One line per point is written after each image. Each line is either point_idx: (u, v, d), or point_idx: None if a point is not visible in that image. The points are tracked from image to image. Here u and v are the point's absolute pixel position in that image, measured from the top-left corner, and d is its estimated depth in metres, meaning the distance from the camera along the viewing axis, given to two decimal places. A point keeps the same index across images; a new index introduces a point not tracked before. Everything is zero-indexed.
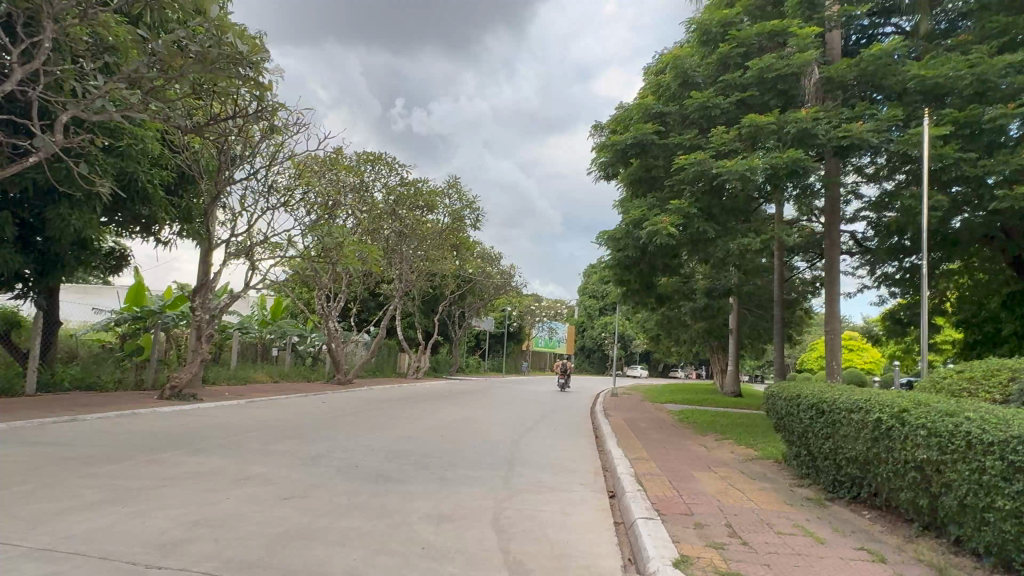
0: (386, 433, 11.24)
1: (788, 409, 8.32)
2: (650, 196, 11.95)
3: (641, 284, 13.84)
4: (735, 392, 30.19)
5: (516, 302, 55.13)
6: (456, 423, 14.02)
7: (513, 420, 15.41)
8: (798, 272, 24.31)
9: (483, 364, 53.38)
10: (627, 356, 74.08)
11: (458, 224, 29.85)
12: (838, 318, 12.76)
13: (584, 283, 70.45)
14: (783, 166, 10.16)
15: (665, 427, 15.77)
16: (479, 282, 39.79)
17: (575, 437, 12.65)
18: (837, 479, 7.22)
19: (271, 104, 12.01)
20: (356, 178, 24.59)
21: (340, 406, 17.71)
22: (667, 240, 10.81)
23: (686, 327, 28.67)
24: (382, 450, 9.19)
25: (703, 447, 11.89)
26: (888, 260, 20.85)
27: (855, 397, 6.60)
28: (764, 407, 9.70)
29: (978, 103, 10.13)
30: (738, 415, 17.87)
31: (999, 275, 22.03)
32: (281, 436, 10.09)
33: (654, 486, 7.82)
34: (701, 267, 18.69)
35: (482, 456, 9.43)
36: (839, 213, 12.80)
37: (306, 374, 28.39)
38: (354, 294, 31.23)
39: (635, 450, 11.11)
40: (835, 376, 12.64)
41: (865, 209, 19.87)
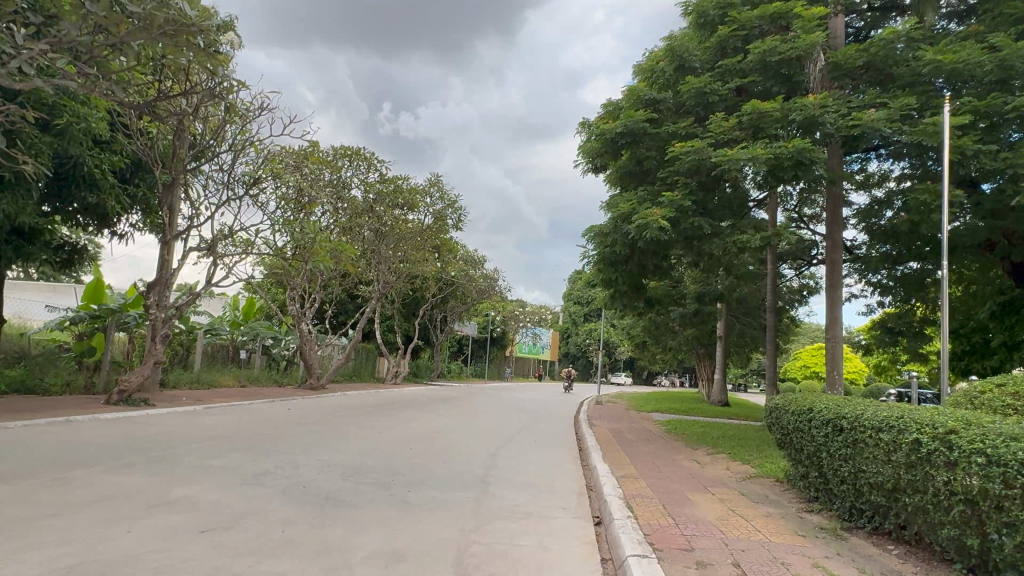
0: (349, 446, 10.21)
1: (796, 425, 7.37)
2: (641, 189, 11.04)
3: (630, 285, 12.95)
4: (722, 402, 29.41)
5: (499, 307, 54.16)
6: (429, 433, 12.98)
7: (491, 430, 14.38)
8: (786, 279, 23.60)
9: (465, 369, 52.31)
10: (612, 363, 73.39)
11: (440, 224, 28.86)
12: (840, 325, 11.90)
13: (569, 289, 69.80)
14: (788, 157, 9.27)
15: (653, 439, 14.87)
16: (462, 285, 38.79)
17: (557, 451, 11.67)
18: (856, 506, 6.29)
19: (230, 81, 10.98)
20: (333, 174, 23.52)
21: (307, 413, 16.56)
22: (659, 235, 9.90)
23: (674, 333, 27.89)
24: (339, 466, 8.16)
25: (696, 464, 10.93)
26: (882, 267, 20.16)
27: (884, 414, 5.67)
28: (766, 420, 8.77)
29: (1000, 92, 9.46)
30: (728, 426, 17.00)
31: (993, 283, 21.51)
32: (228, 448, 9.04)
33: (647, 513, 6.84)
34: (691, 269, 17.84)
35: (453, 474, 8.40)
36: (842, 213, 11.96)
37: (277, 378, 27.18)
38: (330, 296, 30.08)
39: (623, 466, 10.15)
40: (836, 387, 11.76)
41: (859, 213, 19.21)
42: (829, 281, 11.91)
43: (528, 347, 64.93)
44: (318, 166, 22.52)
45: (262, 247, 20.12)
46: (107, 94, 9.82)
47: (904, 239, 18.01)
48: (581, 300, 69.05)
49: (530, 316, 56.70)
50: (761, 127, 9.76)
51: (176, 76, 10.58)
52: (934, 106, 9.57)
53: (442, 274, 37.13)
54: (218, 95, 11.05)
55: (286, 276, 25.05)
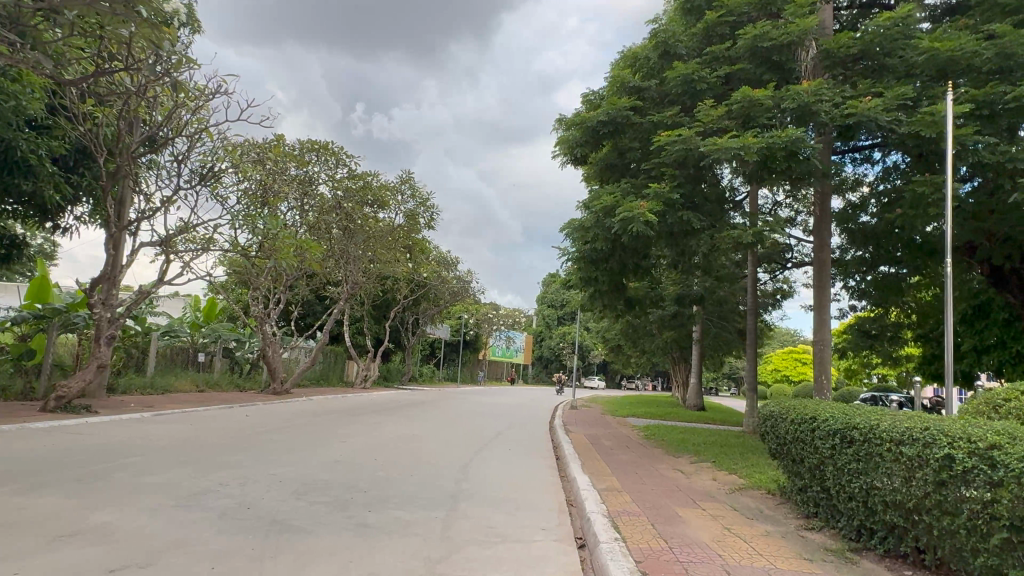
0: (308, 457, 9.33)
1: (795, 434, 6.76)
2: (624, 182, 10.43)
3: (611, 284, 12.32)
4: (697, 406, 28.99)
5: (473, 310, 53.34)
6: (397, 442, 12.16)
7: (463, 438, 13.61)
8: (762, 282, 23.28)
9: (438, 373, 51.33)
10: (585, 367, 73.00)
11: (412, 223, 27.98)
12: (828, 327, 11.44)
13: (543, 292, 69.35)
14: (783, 147, 8.71)
15: (633, 446, 14.26)
16: (434, 287, 37.91)
17: (534, 461, 10.96)
18: (866, 525, 5.69)
19: (179, 57, 10.06)
20: (298, 169, 22.49)
21: (267, 420, 15.59)
22: (644, 230, 9.29)
23: (651, 336, 27.42)
24: (294, 483, 7.30)
25: (681, 473, 10.29)
26: (860, 270, 19.91)
27: (904, 424, 5.06)
28: (759, 429, 8.14)
29: (1000, 81, 9.09)
30: (707, 432, 16.46)
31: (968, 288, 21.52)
32: (169, 461, 8.12)
33: (636, 534, 6.15)
34: (670, 269, 17.31)
35: (421, 491, 7.59)
36: (831, 210, 11.51)
37: (239, 383, 25.94)
38: (296, 297, 28.94)
39: (603, 477, 9.46)
40: (824, 392, 11.30)
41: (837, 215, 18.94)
42: (817, 280, 11.46)
43: (501, 350, 64.14)
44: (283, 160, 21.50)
45: (223, 244, 19.01)
46: (35, 67, 8.80)
47: (884, 241, 17.77)
48: (555, 303, 68.58)
49: (504, 318, 55.96)
50: (752, 116, 9.16)
51: (118, 50, 9.62)
52: (932, 96, 9.14)
53: (414, 275, 36.22)
54: (165, 73, 10.11)
55: (249, 275, 23.88)
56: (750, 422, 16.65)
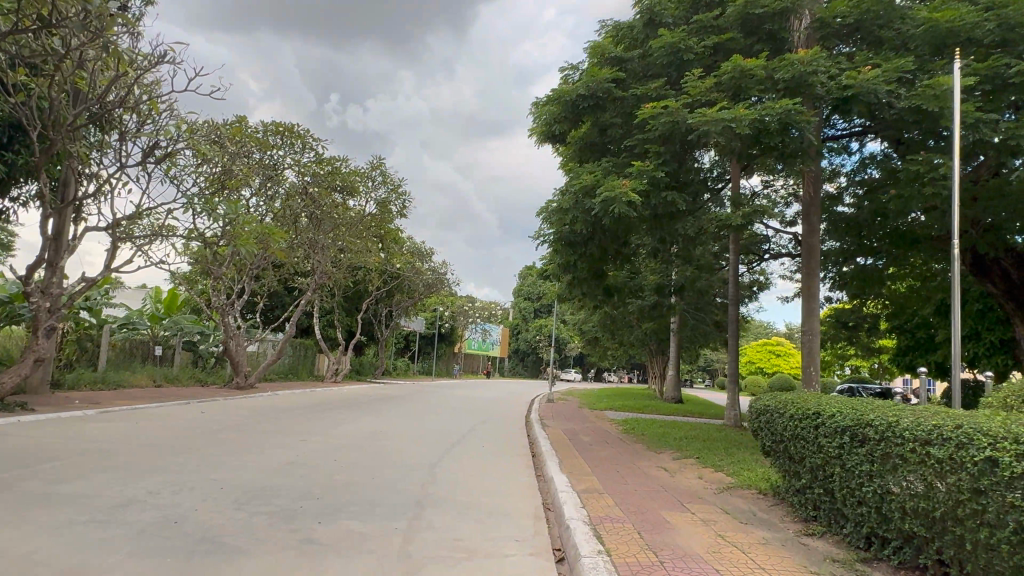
0: (260, 459, 8.49)
1: (795, 431, 6.13)
2: (605, 160, 9.75)
3: (590, 270, 11.63)
4: (676, 399, 28.55)
5: (448, 302, 52.46)
6: (363, 439, 11.36)
7: (435, 434, 12.85)
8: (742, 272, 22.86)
9: (412, 367, 50.40)
10: (562, 359, 72.65)
11: (383, 211, 27.00)
12: (817, 317, 10.91)
13: (519, 284, 68.73)
14: (776, 120, 8.09)
15: (612, 441, 13.64)
16: (408, 278, 36.96)
17: (508, 460, 10.24)
18: (877, 533, 5.08)
19: (112, 15, 9.06)
20: (261, 153, 21.40)
21: (225, 416, 14.64)
22: (629, 210, 8.59)
23: (630, 328, 26.89)
24: (236, 490, 6.48)
25: (664, 471, 9.65)
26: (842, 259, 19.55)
27: (928, 421, 4.43)
28: (752, 425, 7.51)
29: (1002, 55, 8.61)
30: (688, 426, 15.92)
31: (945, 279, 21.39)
32: (98, 466, 7.23)
33: (621, 545, 5.45)
34: (650, 257, 16.71)
35: (381, 497, 6.82)
36: (820, 195, 10.98)
37: (201, 378, 24.75)
38: (262, 288, 27.80)
39: (582, 477, 8.78)
40: (813, 385, 10.80)
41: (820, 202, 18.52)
42: (806, 267, 10.92)
43: (477, 343, 63.35)
44: (246, 143, 20.39)
45: (179, 231, 17.90)
46: None
47: (866, 229, 17.40)
48: (531, 296, 68.05)
49: (480, 311, 55.20)
50: (743, 88, 8.52)
51: (41, 4, 8.62)
52: (932, 69, 8.63)
53: (386, 266, 35.24)
54: (98, 34, 9.14)
55: (210, 264, 22.72)
56: (732, 416, 16.13)
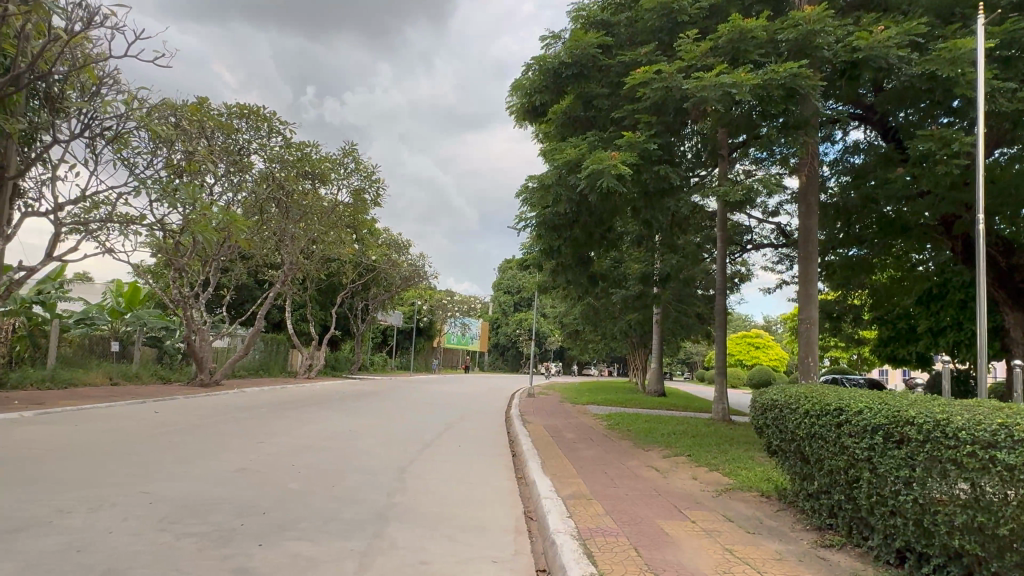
0: (208, 465, 7.59)
1: (810, 430, 5.39)
2: (590, 133, 8.97)
3: (574, 255, 10.86)
4: (659, 392, 27.94)
5: (426, 296, 51.45)
6: (328, 440, 10.47)
7: (407, 434, 12.01)
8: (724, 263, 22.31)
9: (389, 362, 49.38)
10: (542, 353, 72.13)
11: (357, 200, 25.93)
12: (815, 305, 10.26)
13: (499, 278, 67.96)
14: (779, 86, 7.36)
15: (597, 438, 12.91)
16: (384, 270, 35.91)
17: (486, 462, 9.45)
18: (915, 550, 4.33)
19: None
20: (225, 139, 20.27)
21: (182, 415, 13.61)
22: (617, 185, 7.78)
23: (612, 320, 26.21)
24: (168, 506, 5.60)
25: (654, 472, 8.90)
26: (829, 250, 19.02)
27: (991, 423, 3.68)
28: (756, 422, 6.78)
29: (1018, 17, 7.97)
30: (675, 420, 15.23)
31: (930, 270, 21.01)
32: (9, 480, 6.26)
33: (617, 567, 4.65)
34: (635, 244, 15.99)
35: (340, 510, 5.96)
36: (817, 177, 10.33)
37: (163, 375, 23.53)
38: (229, 281, 26.62)
39: (567, 480, 8.00)
40: (810, 376, 10.16)
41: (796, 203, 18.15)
42: (802, 252, 10.28)
43: (456, 338, 62.50)
44: (209, 127, 19.27)
45: (134, 219, 16.74)
46: None
47: (856, 216, 16.86)
48: (511, 290, 67.40)
49: (459, 305, 54.29)
50: (742, 52, 7.78)
51: None
52: (945, 34, 7.98)
53: (361, 258, 34.14)
54: None
55: (172, 256, 21.56)
56: (720, 410, 15.50)
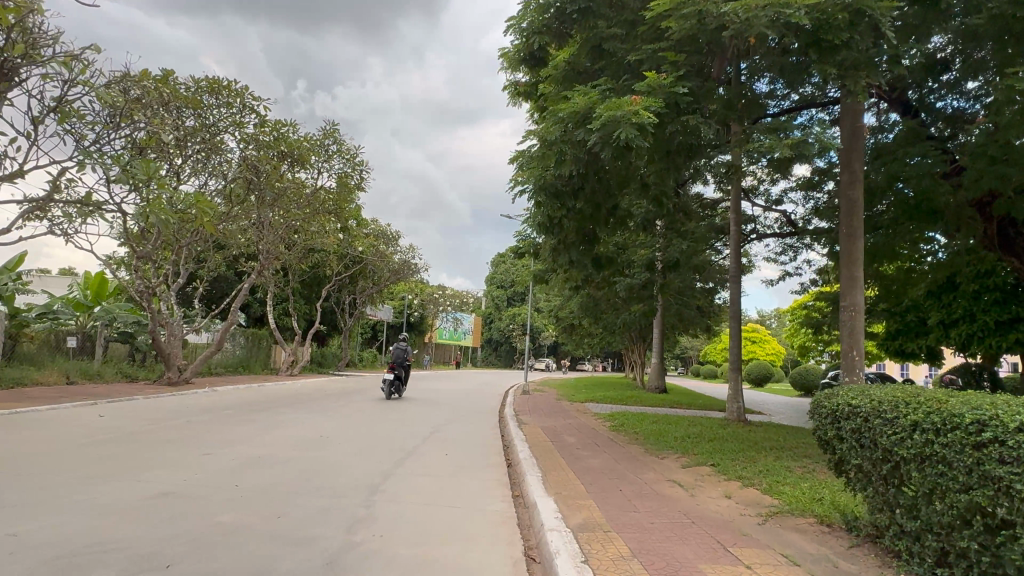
0: (126, 490, 6.08)
1: (920, 449, 3.93)
2: (601, 80, 7.52)
3: (577, 231, 9.39)
4: (660, 390, 26.55)
5: (417, 290, 50.07)
6: (291, 451, 8.94)
7: (385, 441, 10.49)
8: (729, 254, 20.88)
9: (379, 359, 47.90)
10: (536, 348, 70.84)
11: (340, 186, 24.21)
12: (860, 290, 8.81)
13: (493, 272, 66.63)
14: (843, 10, 5.91)
15: (601, 443, 11.43)
16: (372, 263, 34.33)
17: (477, 477, 7.98)
18: None
19: None
20: (194, 117, 18.54)
21: (133, 419, 12.07)
22: (637, 138, 6.36)
23: (612, 312, 24.77)
24: (34, 559, 4.11)
25: (677, 489, 7.40)
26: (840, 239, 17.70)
27: None
28: (820, 433, 5.30)
29: None
30: (685, 422, 13.72)
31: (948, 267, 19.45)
32: None
33: None
34: (639, 227, 14.50)
35: (276, 558, 4.43)
36: (864, 143, 8.90)
37: (127, 372, 21.47)
38: (205, 271, 25.03)
39: (576, 504, 6.52)
40: (855, 373, 8.73)
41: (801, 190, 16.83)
42: (845, 229, 8.86)
43: (449, 333, 61.16)
44: (174, 102, 17.58)
45: (85, 203, 15.06)
46: None
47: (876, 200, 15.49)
48: (504, 284, 65.94)
49: (451, 299, 52.80)
50: None
51: None
52: None
53: (347, 249, 32.56)
54: None
55: (137, 244, 19.92)
56: (734, 410, 14.08)
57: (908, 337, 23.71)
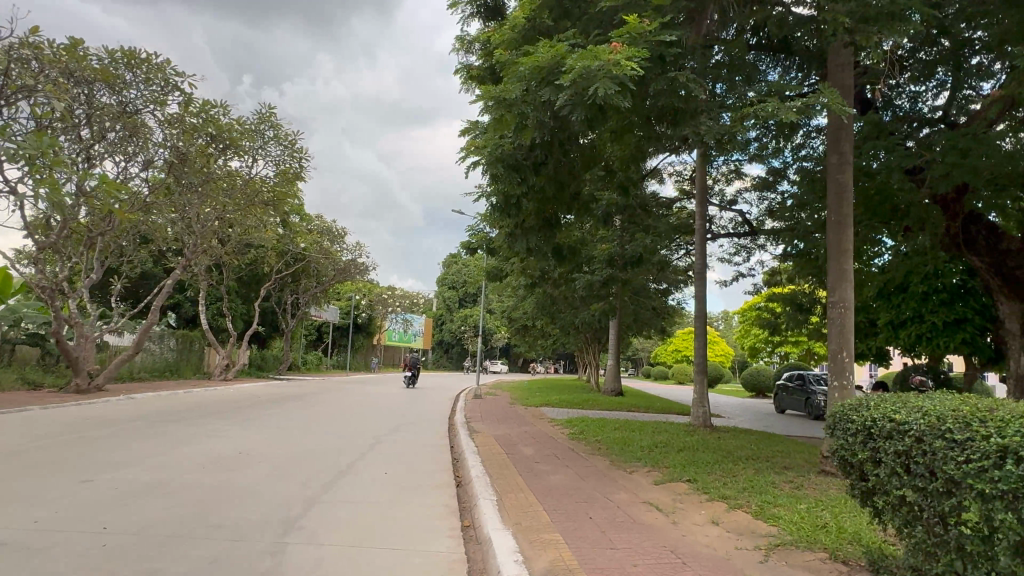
0: None
1: (1012, 479, 2.95)
2: (570, 33, 6.49)
3: (536, 214, 8.26)
4: (616, 392, 25.74)
5: (365, 291, 48.29)
6: (196, 474, 7.47)
7: (314, 459, 9.07)
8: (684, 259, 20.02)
9: (325, 362, 45.78)
10: (487, 350, 69.67)
11: (278, 176, 22.38)
12: (850, 284, 7.97)
13: (444, 273, 65.14)
14: None
15: (561, 454, 10.29)
16: (315, 260, 32.45)
17: (420, 504, 6.74)
18: None
19: None
20: (110, 95, 16.53)
21: (15, 434, 10.24)
22: (619, 95, 5.35)
23: (569, 310, 23.76)
24: None
25: (657, 514, 6.33)
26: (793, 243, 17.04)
27: None
28: (845, 454, 4.29)
29: None
30: (649, 429, 12.71)
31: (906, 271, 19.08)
32: None
33: None
34: (600, 219, 13.41)
35: None
36: (851, 126, 8.10)
37: (30, 379, 19.12)
38: (126, 267, 22.79)
39: (540, 541, 5.36)
40: (846, 376, 7.88)
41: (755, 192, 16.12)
42: (834, 216, 8.00)
43: (398, 335, 59.30)
44: (79, 75, 15.48)
45: None
46: None
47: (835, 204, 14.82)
48: (456, 284, 64.57)
49: (400, 299, 51.08)
50: None
51: None
52: None
53: (288, 246, 30.60)
54: None
55: (41, 234, 17.71)
56: (700, 415, 13.24)
57: (858, 337, 23.49)
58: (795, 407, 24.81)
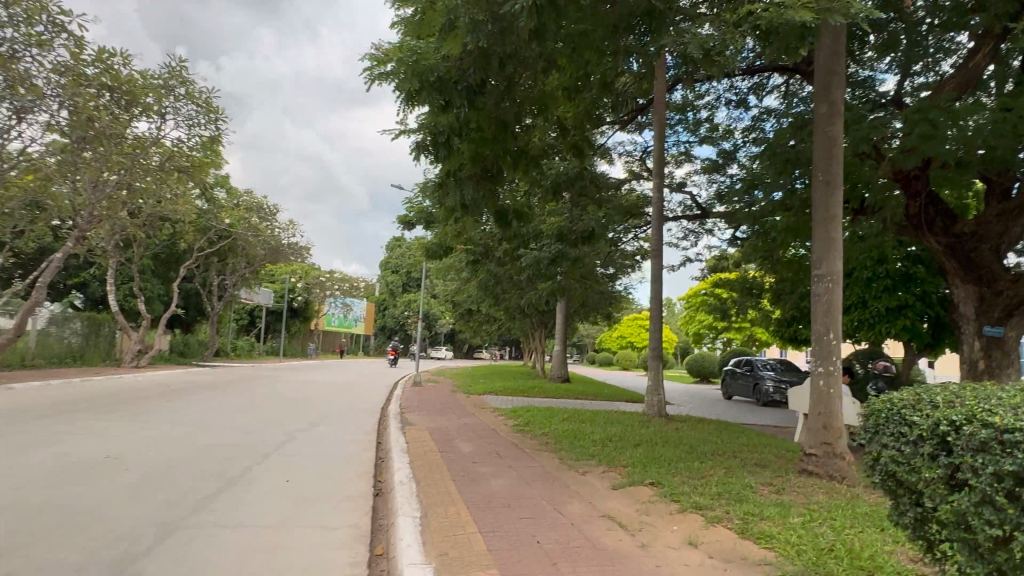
0: None
1: None
2: None
3: (474, 158, 7.14)
4: (563, 378, 24.64)
5: (301, 273, 45.70)
6: (29, 491, 5.77)
7: (202, 462, 7.50)
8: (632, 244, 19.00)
9: (256, 348, 43.07)
10: (432, 336, 67.89)
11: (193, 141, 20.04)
12: (839, 256, 6.88)
13: (387, 256, 62.84)
14: None
15: (501, 451, 8.97)
16: (243, 239, 29.98)
17: (320, 526, 5.26)
18: None
19: None
20: None
21: None
22: None
23: (515, 293, 22.45)
24: None
25: (621, 534, 5.06)
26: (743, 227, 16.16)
27: None
28: (892, 467, 3.10)
29: None
30: (599, 421, 11.52)
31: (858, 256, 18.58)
32: None
33: None
34: (549, 189, 12.12)
35: None
36: (844, 60, 6.98)
37: None
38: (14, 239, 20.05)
39: None
40: (832, 361, 6.84)
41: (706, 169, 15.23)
42: (823, 174, 6.88)
43: (338, 320, 56.84)
44: None
45: None
46: None
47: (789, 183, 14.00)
48: (399, 268, 62.35)
49: (338, 282, 48.61)
50: None
51: None
52: None
53: (211, 222, 28.06)
54: None
55: None
56: (656, 404, 12.11)
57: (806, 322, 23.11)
58: (743, 392, 24.29)
